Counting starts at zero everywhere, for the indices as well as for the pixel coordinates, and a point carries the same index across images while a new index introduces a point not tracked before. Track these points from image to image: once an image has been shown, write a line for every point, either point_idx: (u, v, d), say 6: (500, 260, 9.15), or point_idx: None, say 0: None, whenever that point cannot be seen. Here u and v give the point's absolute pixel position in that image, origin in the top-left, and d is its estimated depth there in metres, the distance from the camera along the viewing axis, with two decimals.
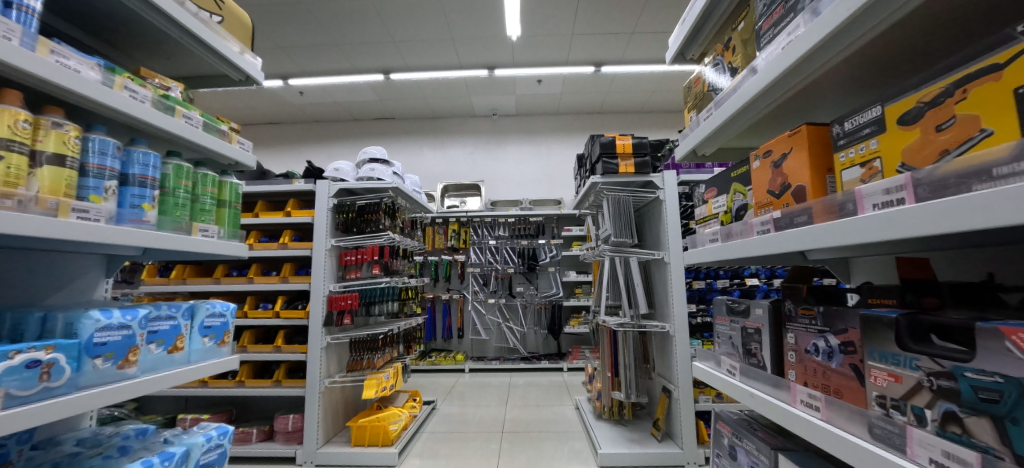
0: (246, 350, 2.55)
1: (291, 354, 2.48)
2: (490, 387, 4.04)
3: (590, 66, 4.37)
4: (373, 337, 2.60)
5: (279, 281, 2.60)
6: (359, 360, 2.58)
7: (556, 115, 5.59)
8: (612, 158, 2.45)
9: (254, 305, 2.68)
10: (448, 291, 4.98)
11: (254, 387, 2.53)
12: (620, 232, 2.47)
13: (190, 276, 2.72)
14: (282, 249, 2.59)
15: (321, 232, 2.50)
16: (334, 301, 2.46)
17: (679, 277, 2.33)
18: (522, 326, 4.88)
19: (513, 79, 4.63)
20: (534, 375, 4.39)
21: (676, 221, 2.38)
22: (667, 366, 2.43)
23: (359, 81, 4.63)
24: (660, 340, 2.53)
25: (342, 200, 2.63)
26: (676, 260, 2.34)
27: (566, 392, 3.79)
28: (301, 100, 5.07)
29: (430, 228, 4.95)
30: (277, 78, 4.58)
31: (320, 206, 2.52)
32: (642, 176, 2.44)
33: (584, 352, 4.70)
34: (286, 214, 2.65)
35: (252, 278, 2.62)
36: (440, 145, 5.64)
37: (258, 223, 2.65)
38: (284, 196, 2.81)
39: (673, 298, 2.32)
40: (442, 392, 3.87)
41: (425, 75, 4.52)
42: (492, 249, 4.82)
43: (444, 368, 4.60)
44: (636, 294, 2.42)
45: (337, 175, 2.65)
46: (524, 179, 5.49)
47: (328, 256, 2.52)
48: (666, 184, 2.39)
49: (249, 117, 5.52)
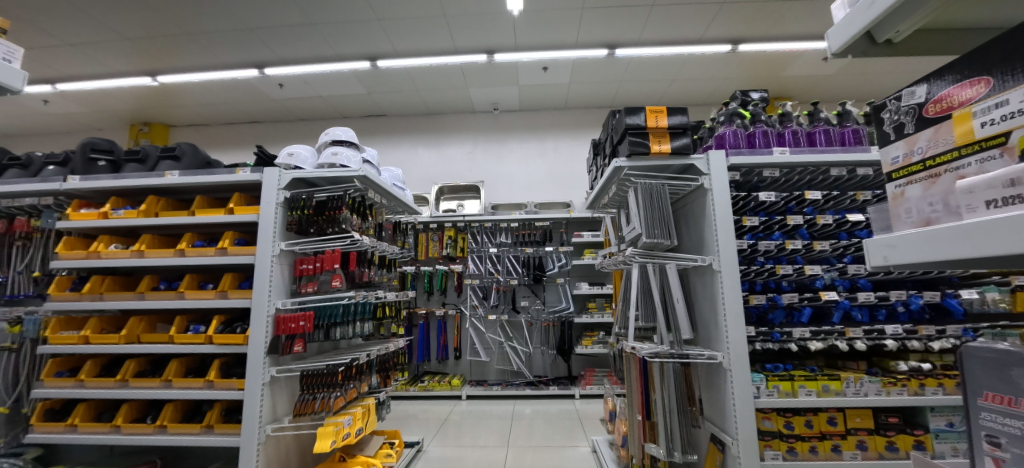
0: (170, 386, 1.99)
1: (225, 392, 1.91)
2: (490, 418, 3.42)
3: (602, 49, 3.84)
4: (332, 367, 1.93)
5: (217, 297, 2.05)
6: (311, 401, 1.90)
7: (564, 110, 5.08)
8: (642, 137, 1.87)
9: (184, 327, 2.12)
10: (443, 306, 4.39)
11: (178, 434, 1.96)
12: (653, 229, 1.82)
13: (110, 290, 2.16)
14: (221, 255, 2.05)
15: (266, 232, 1.97)
16: (282, 322, 1.93)
17: (733, 291, 1.75)
18: (527, 347, 4.24)
19: (515, 65, 4.11)
20: (542, 403, 3.77)
21: (727, 217, 1.80)
22: (720, 409, 1.81)
23: (343, 69, 4.16)
24: (705, 370, 1.94)
25: (296, 193, 2.08)
26: (728, 269, 1.76)
27: (580, 426, 3.16)
28: (282, 94, 4.63)
29: (424, 234, 4.41)
30: (252, 67, 4.14)
31: (267, 200, 2.00)
32: (680, 157, 1.87)
33: (598, 376, 4.07)
34: (228, 211, 2.11)
35: (182, 293, 2.08)
36: (436, 143, 5.13)
37: (194, 222, 2.10)
38: (229, 189, 2.29)
39: (725, 318, 1.74)
40: (433, 427, 3.25)
41: (415, 62, 4.02)
42: (493, 258, 4.23)
43: (438, 394, 4.00)
44: (676, 312, 1.82)
45: (291, 162, 2.10)
46: (529, 179, 4.93)
47: (277, 263, 1.99)
48: (713, 168, 1.84)
49: (228, 112, 5.07)
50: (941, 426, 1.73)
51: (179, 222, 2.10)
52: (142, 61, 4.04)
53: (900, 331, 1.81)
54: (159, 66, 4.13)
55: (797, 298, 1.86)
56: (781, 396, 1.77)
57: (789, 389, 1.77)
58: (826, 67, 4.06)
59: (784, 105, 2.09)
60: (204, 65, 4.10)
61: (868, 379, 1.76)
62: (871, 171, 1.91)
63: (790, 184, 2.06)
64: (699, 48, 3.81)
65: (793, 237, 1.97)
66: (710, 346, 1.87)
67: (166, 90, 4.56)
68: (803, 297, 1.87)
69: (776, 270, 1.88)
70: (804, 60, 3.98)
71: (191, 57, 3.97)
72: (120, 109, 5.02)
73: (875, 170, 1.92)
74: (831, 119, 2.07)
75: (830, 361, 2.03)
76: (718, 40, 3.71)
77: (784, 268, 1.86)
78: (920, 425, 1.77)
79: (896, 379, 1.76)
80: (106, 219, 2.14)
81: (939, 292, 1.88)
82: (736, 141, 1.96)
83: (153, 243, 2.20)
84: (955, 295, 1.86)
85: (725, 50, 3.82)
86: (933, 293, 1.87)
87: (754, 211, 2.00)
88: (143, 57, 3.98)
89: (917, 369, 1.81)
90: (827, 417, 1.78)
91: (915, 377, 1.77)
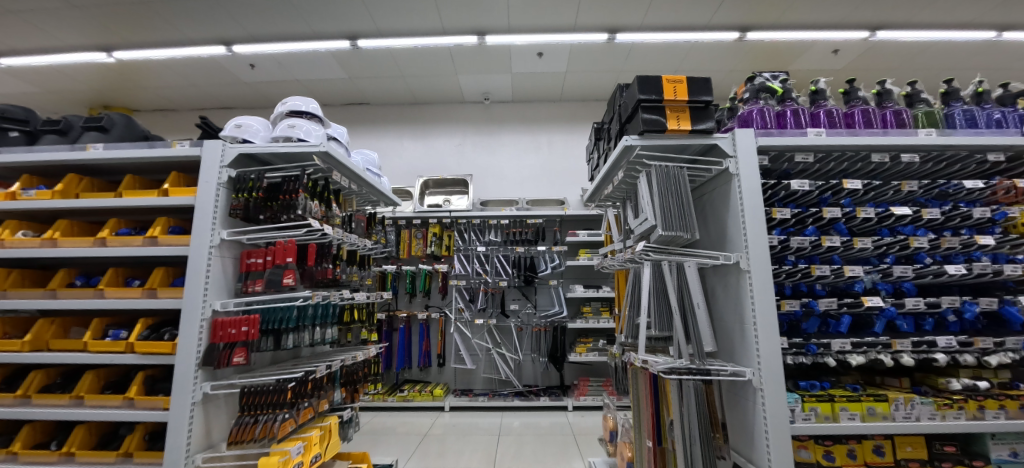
0: (81, 406, 1.63)
1: (147, 413, 1.56)
2: (475, 433, 3.07)
3: (603, 33, 3.57)
4: (280, 384, 1.58)
5: (143, 296, 1.70)
6: (250, 426, 1.52)
7: (559, 102, 4.81)
8: (658, 111, 1.57)
9: (103, 332, 1.76)
10: (426, 309, 4.05)
11: (87, 464, 1.59)
12: (670, 220, 1.53)
13: (15, 286, 1.79)
14: (149, 245, 1.71)
15: (203, 218, 1.63)
16: (219, 328, 1.57)
17: (765, 295, 1.46)
18: (517, 354, 3.92)
19: (508, 49, 3.81)
20: (531, 416, 3.45)
21: (757, 207, 1.52)
22: (747, 436, 1.51)
23: (320, 49, 3.79)
24: (728, 387, 1.65)
25: (244, 172, 1.73)
26: (759, 268, 1.48)
27: (574, 444, 2.84)
28: (254, 75, 4.26)
29: (407, 231, 4.07)
30: (219, 43, 3.76)
31: (206, 180, 1.66)
32: (702, 136, 1.58)
33: (593, 386, 3.75)
34: (161, 193, 1.77)
35: (101, 291, 1.72)
36: (422, 135, 4.80)
37: (120, 206, 1.76)
38: (168, 168, 1.95)
39: (756, 327, 1.45)
40: (411, 444, 2.87)
41: (400, 43, 3.69)
42: (481, 257, 3.93)
43: (419, 405, 3.64)
44: (696, 319, 1.53)
45: (237, 134, 1.76)
46: (522, 174, 4.62)
47: (215, 256, 1.65)
48: (741, 149, 1.56)
49: (197, 94, 4.67)
50: (1003, 456, 1.46)
51: (101, 204, 1.75)
52: (94, 34, 3.64)
53: (954, 344, 1.55)
54: (115, 40, 3.73)
55: (835, 305, 1.58)
56: (819, 421, 1.48)
57: (828, 413, 1.48)
58: (836, 60, 3.86)
59: (818, 81, 1.81)
60: (165, 41, 3.72)
61: (920, 400, 1.49)
62: (917, 158, 1.66)
63: (823, 172, 1.79)
64: (705, 36, 3.56)
65: (828, 232, 1.69)
66: (735, 359, 1.58)
67: (125, 68, 4.16)
68: (842, 303, 1.59)
69: (812, 271, 1.60)
70: (813, 53, 3.76)
71: (150, 30, 3.59)
72: (77, 91, 4.61)
73: (921, 156, 1.67)
74: (869, 98, 1.81)
75: (867, 377, 1.75)
76: (726, 27, 3.46)
77: (821, 269, 1.58)
78: (978, 454, 1.50)
79: (952, 400, 1.49)
80: (12, 200, 1.78)
81: (995, 298, 1.61)
82: (763, 121, 1.70)
83: (70, 230, 1.84)
84: (1014, 302, 1.59)
85: (733, 38, 3.57)
86: (989, 299, 1.60)
87: (782, 203, 1.72)
88: (95, 29, 3.58)
89: (972, 388, 1.54)
90: (873, 446, 1.50)
91: (973, 397, 1.51)
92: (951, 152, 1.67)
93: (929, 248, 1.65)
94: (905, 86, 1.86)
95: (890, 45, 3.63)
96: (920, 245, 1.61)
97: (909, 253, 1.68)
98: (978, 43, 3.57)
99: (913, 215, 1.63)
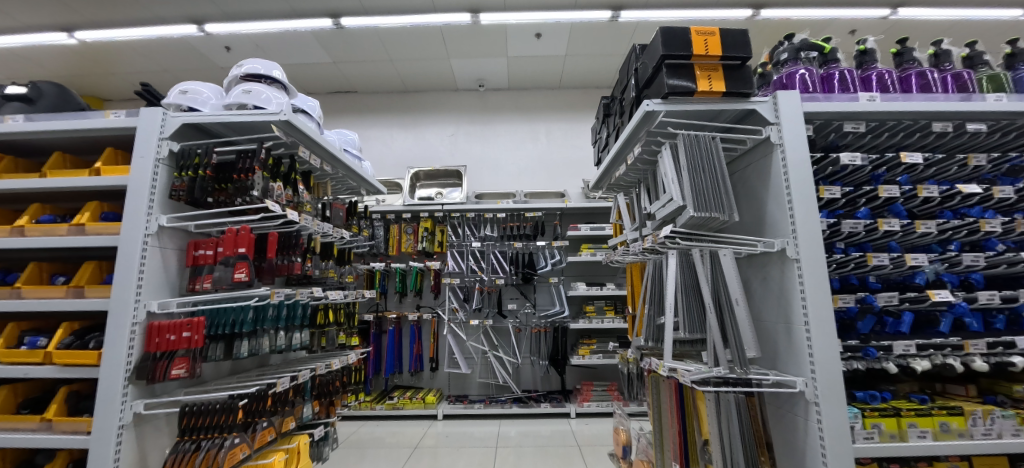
0: None
1: (68, 438, 1.28)
2: (470, 445, 2.78)
3: (606, 11, 3.30)
4: (229, 402, 1.29)
5: (68, 296, 1.41)
6: (190, 454, 1.24)
7: (557, 90, 4.55)
8: (683, 70, 1.32)
9: (21, 338, 1.46)
10: (417, 309, 3.77)
11: None
12: (702, 198, 1.27)
13: None
14: (75, 234, 1.42)
15: (137, 200, 1.34)
16: (153, 334, 1.28)
17: (818, 287, 1.21)
18: (515, 356, 3.68)
19: (504, 29, 3.54)
20: (531, 424, 3.18)
21: (807, 181, 1.27)
22: (799, 460, 1.24)
23: (300, 29, 3.50)
24: (771, 400, 1.39)
25: (190, 146, 1.45)
26: (811, 256, 1.22)
27: (580, 455, 2.58)
28: (231, 59, 3.96)
29: (396, 225, 3.78)
30: (190, 23, 3.46)
31: (142, 154, 1.37)
32: (737, 100, 1.33)
33: (598, 391, 3.49)
34: (93, 172, 1.49)
35: (17, 289, 1.44)
36: (414, 125, 4.52)
37: (41, 187, 1.47)
38: (105, 145, 1.65)
39: (810, 327, 1.19)
40: (400, 457, 2.59)
41: (387, 22, 3.41)
42: (476, 253, 3.64)
43: (410, 413, 3.36)
44: (733, 317, 1.26)
45: (182, 101, 1.48)
46: (519, 166, 4.36)
47: (153, 247, 1.36)
48: (784, 114, 1.31)
49: (170, 79, 4.36)
50: None
51: (18, 186, 1.46)
52: (51, 12, 3.33)
53: None
54: (75, 19, 3.42)
55: (896, 300, 1.33)
56: (883, 440, 1.23)
57: (893, 430, 1.23)
58: (853, 41, 3.64)
59: (866, 41, 1.56)
60: (130, 19, 3.41)
61: (1002, 413, 1.24)
62: (984, 127, 1.42)
63: (872, 146, 1.55)
64: (716, 13, 3.32)
65: (882, 215, 1.44)
66: (780, 367, 1.32)
67: (90, 50, 3.84)
68: (904, 298, 1.34)
69: (868, 260, 1.35)
70: (830, 33, 3.53)
71: (112, 7, 3.27)
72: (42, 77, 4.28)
73: (989, 125, 1.42)
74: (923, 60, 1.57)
75: (926, 384, 1.51)
76: (739, 4, 3.22)
77: (879, 257, 1.33)
78: None
79: None
80: None
81: None
82: (806, 86, 1.45)
83: None
84: None
85: (746, 16, 3.34)
86: None
87: (827, 181, 1.47)
88: (50, 6, 3.26)
89: None
90: None
91: None
92: (1023, 120, 1.43)
93: (1001, 233, 1.41)
94: (963, 48, 1.62)
95: (911, 24, 3.41)
96: (992, 228, 1.37)
97: (977, 238, 1.43)
98: (1003, 22, 3.37)
99: (983, 194, 1.39)
